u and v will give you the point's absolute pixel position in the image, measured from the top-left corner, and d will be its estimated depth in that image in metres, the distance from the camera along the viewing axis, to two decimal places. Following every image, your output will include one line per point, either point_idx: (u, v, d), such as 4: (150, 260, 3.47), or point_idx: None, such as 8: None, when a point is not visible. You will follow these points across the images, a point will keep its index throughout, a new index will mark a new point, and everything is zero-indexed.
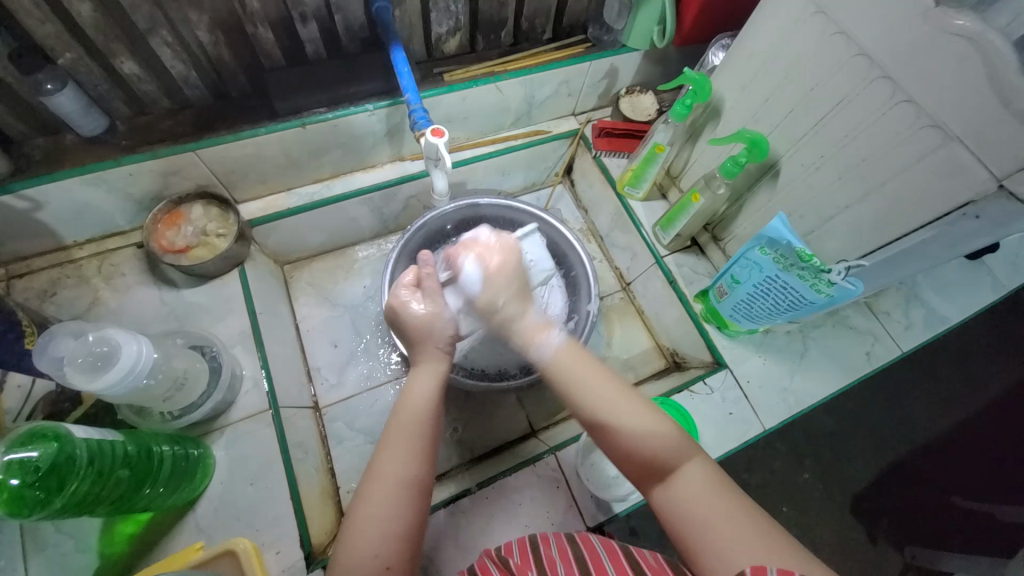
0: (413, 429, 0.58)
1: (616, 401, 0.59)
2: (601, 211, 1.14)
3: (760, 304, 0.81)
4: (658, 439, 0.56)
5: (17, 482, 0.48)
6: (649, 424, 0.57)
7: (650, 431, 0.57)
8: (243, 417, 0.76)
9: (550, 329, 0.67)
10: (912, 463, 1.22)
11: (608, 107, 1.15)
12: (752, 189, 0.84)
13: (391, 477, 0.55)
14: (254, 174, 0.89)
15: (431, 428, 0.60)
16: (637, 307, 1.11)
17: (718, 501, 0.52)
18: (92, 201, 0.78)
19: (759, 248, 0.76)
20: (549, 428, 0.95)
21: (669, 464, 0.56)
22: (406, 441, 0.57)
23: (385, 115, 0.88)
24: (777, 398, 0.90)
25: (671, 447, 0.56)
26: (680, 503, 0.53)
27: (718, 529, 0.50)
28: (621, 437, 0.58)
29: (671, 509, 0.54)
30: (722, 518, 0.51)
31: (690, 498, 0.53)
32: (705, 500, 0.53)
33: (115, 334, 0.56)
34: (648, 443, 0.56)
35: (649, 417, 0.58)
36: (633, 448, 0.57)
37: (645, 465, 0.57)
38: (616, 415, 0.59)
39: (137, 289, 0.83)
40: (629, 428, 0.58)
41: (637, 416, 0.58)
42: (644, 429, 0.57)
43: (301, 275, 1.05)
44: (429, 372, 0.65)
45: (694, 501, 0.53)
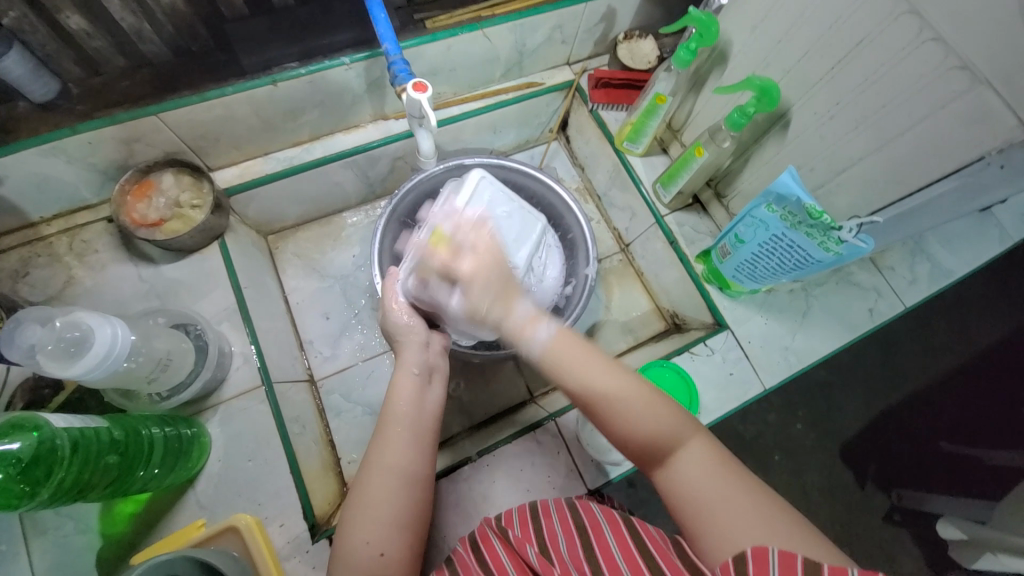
0: (404, 423, 0.61)
1: (622, 388, 0.58)
2: (599, 169, 1.09)
3: (764, 264, 0.79)
4: (664, 423, 0.56)
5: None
6: (647, 407, 0.57)
7: (657, 414, 0.57)
8: (237, 394, 0.75)
9: (540, 319, 0.63)
10: (903, 413, 1.24)
11: (605, 54, 1.07)
12: (760, 142, 0.79)
13: (383, 470, 0.57)
14: (226, 139, 0.82)
15: (424, 423, 0.62)
16: (637, 269, 1.08)
17: (720, 479, 0.54)
18: (53, 174, 0.73)
19: (766, 205, 0.72)
20: (548, 393, 0.94)
21: (674, 449, 0.56)
22: (402, 434, 0.60)
23: (363, 69, 0.81)
24: (778, 357, 0.89)
25: (676, 430, 0.57)
26: (687, 482, 0.54)
27: (725, 505, 0.52)
28: (622, 421, 0.57)
29: (676, 491, 0.55)
30: (733, 501, 0.52)
31: (696, 478, 0.54)
32: (708, 479, 0.54)
33: (85, 317, 0.53)
34: (655, 429, 0.56)
35: (648, 398, 0.58)
36: (633, 432, 0.57)
37: (648, 448, 0.57)
38: (622, 401, 0.57)
39: (113, 266, 0.79)
40: (622, 408, 0.57)
41: (644, 403, 0.57)
42: (643, 412, 0.57)
43: (286, 245, 1.01)
44: (411, 359, 0.67)
45: (703, 480, 0.54)
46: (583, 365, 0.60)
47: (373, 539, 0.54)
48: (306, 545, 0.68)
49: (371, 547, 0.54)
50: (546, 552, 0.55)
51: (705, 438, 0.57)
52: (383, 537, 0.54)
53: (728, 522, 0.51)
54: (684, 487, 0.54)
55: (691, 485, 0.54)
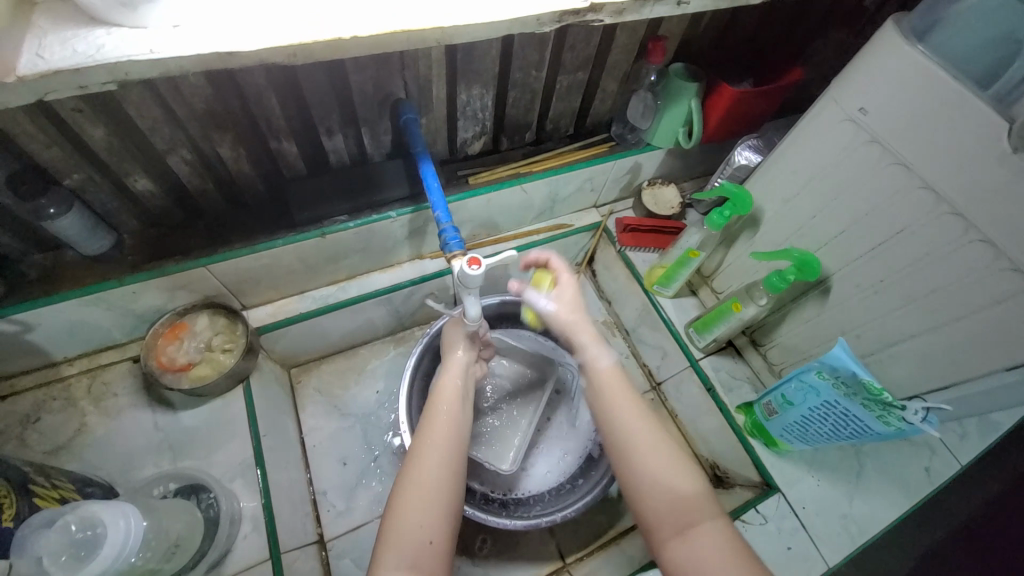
0: (448, 424, 0.62)
1: (654, 438, 0.60)
2: (627, 305, 1.09)
3: (816, 428, 0.75)
4: (686, 487, 0.56)
5: None
6: (675, 463, 0.58)
7: (679, 481, 0.57)
8: (241, 569, 0.66)
9: (602, 343, 0.68)
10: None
11: (629, 198, 1.14)
12: (797, 302, 0.79)
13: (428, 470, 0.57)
14: (266, 281, 0.83)
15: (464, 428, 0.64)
16: (670, 410, 1.02)
17: (735, 562, 0.51)
18: (89, 319, 0.72)
19: (815, 371, 0.70)
20: (582, 559, 0.85)
21: (690, 518, 0.55)
22: (443, 447, 0.59)
23: (408, 221, 0.86)
24: (838, 528, 0.81)
25: (695, 500, 0.56)
26: (699, 556, 0.52)
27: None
28: (647, 474, 0.57)
29: (685, 566, 0.53)
30: None
31: (710, 559, 0.52)
32: (721, 557, 0.52)
33: (101, 510, 0.48)
34: (674, 493, 0.56)
35: (678, 455, 0.59)
36: (660, 490, 0.56)
37: (672, 507, 0.56)
38: (648, 457, 0.58)
39: (130, 412, 0.75)
40: (649, 458, 0.58)
41: (671, 465, 0.58)
42: (672, 473, 0.57)
43: (309, 379, 0.98)
44: (456, 369, 0.69)
45: (717, 560, 0.52)
46: (618, 410, 0.62)
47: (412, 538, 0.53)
48: None
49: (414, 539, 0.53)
50: None
51: (722, 517, 0.55)
52: (432, 524, 0.54)
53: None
54: (695, 566, 0.52)
55: (702, 562, 0.52)
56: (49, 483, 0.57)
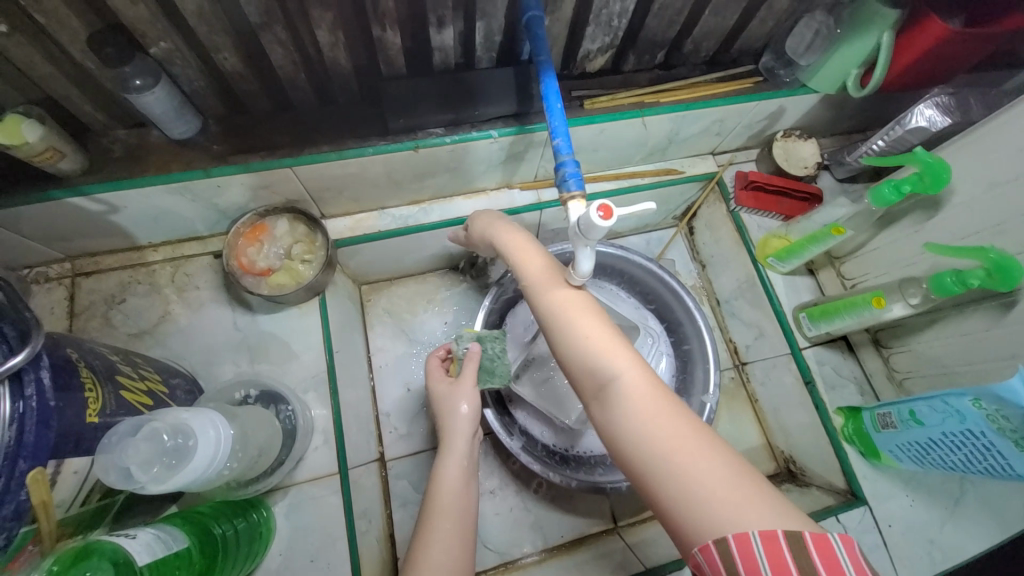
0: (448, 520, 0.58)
1: (564, 306, 0.54)
2: (725, 273, 0.97)
3: (941, 454, 0.65)
4: (597, 341, 0.50)
5: None
6: (589, 324, 0.52)
7: (600, 343, 0.50)
8: (310, 478, 0.68)
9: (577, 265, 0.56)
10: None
11: (755, 149, 0.97)
12: (960, 309, 0.66)
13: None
14: (349, 192, 0.77)
15: (467, 526, 0.59)
16: (750, 393, 0.96)
17: (657, 418, 0.45)
18: (172, 208, 0.69)
19: (969, 397, 0.59)
20: (634, 525, 0.83)
21: (607, 377, 0.48)
22: (445, 514, 0.58)
23: (508, 143, 0.74)
24: (923, 552, 0.74)
25: (610, 357, 0.49)
26: (619, 416, 0.46)
27: (663, 442, 0.43)
28: (564, 344, 0.52)
29: (609, 427, 0.47)
30: (666, 432, 0.44)
31: (631, 415, 0.46)
32: (651, 411, 0.45)
33: (191, 419, 0.46)
34: (596, 355, 0.49)
35: (587, 313, 0.53)
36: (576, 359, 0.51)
37: (588, 375, 0.50)
38: (572, 325, 0.52)
39: (210, 307, 0.74)
40: (562, 329, 0.53)
41: (588, 327, 0.51)
42: (581, 332, 0.52)
43: (378, 299, 0.95)
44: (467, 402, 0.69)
45: (636, 413, 0.46)
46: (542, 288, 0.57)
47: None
48: None
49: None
50: None
51: (640, 365, 0.48)
52: None
53: (678, 466, 0.41)
54: (618, 426, 0.46)
55: (622, 423, 0.46)
56: (135, 374, 0.57)
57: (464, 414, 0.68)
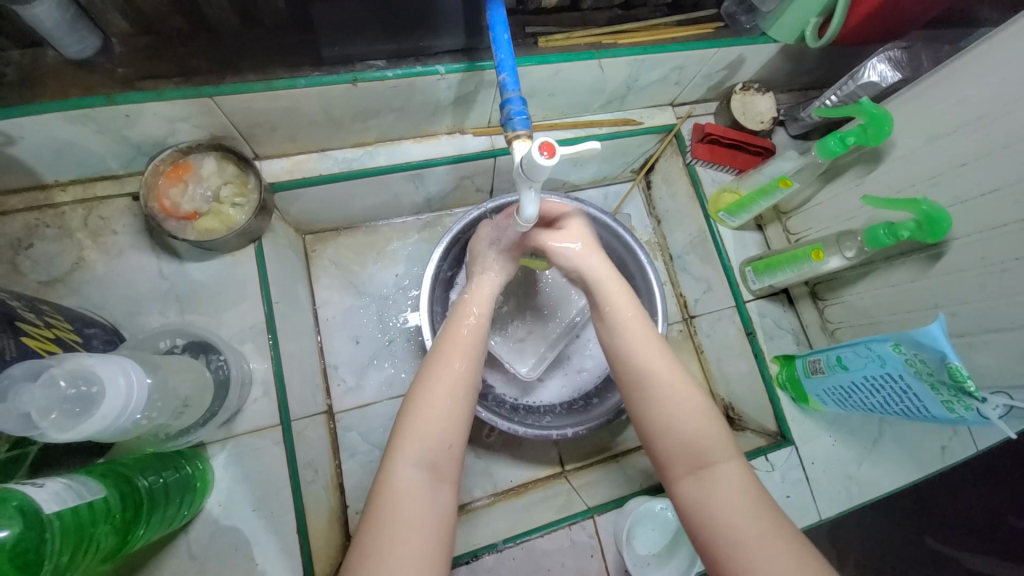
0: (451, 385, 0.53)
1: (655, 369, 0.54)
2: (679, 228, 0.98)
3: (862, 397, 0.70)
4: (699, 425, 0.51)
5: None
6: (689, 405, 0.52)
7: (692, 419, 0.51)
8: (250, 429, 0.66)
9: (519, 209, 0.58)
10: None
11: (713, 102, 0.95)
12: (890, 262, 0.69)
13: (429, 440, 0.50)
14: (284, 130, 0.70)
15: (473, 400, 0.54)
16: (696, 345, 0.99)
17: (753, 513, 0.46)
18: (76, 141, 0.61)
19: (890, 342, 0.63)
20: (581, 469, 0.87)
21: (707, 458, 0.50)
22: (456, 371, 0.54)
23: (457, 81, 0.69)
24: (840, 486, 0.81)
25: (713, 440, 0.50)
26: (713, 498, 0.48)
27: (743, 534, 0.45)
28: (660, 413, 0.52)
29: (698, 507, 0.48)
30: (757, 531, 0.45)
31: (723, 501, 0.47)
32: (749, 509, 0.46)
33: (96, 366, 0.42)
34: (695, 433, 0.51)
35: (682, 389, 0.53)
36: (672, 432, 0.51)
37: (685, 451, 0.50)
38: (664, 387, 0.53)
39: (132, 255, 0.69)
40: (652, 395, 0.53)
41: (685, 400, 0.52)
42: (680, 409, 0.52)
43: (324, 250, 0.90)
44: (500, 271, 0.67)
45: (731, 507, 0.47)
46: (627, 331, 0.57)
47: (402, 505, 0.46)
48: None
49: (413, 489, 0.48)
50: None
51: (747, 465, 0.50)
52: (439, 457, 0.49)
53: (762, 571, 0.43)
54: (708, 506, 0.48)
55: (711, 505, 0.47)
56: (41, 322, 0.52)
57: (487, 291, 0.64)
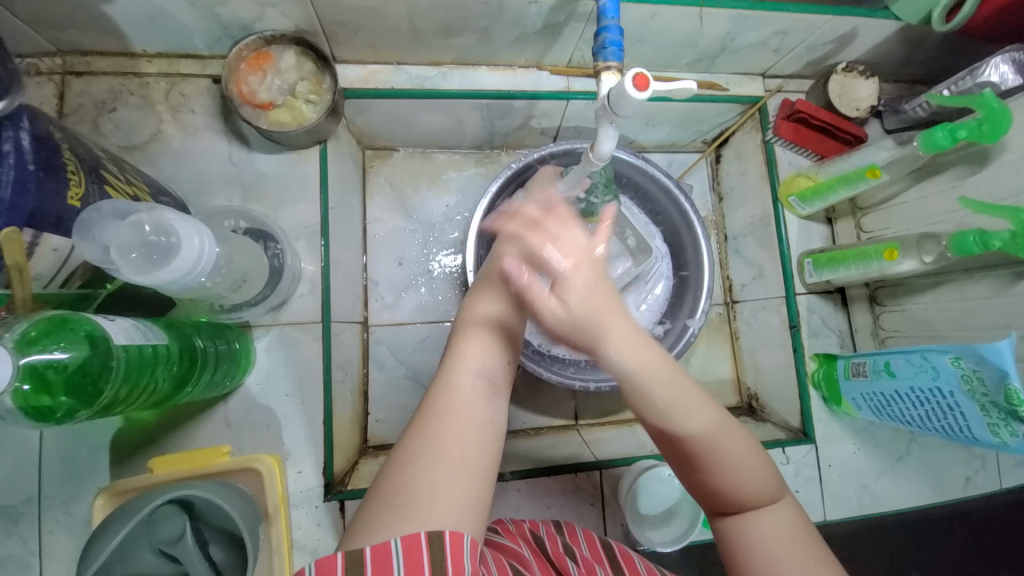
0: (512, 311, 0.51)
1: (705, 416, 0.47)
2: (741, 208, 0.94)
3: (902, 408, 0.68)
4: (748, 471, 0.48)
5: (30, 386, 0.39)
6: (742, 452, 0.48)
7: (751, 472, 0.48)
8: (293, 322, 0.69)
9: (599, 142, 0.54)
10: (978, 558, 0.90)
11: (809, 78, 0.89)
12: (969, 274, 0.65)
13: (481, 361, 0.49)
14: (365, 35, 0.70)
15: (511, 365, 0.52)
16: (733, 330, 0.97)
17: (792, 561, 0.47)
18: (169, 10, 0.62)
19: (950, 356, 0.59)
20: (593, 426, 0.88)
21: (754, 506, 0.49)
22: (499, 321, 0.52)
23: (548, 8, 0.66)
24: (852, 494, 0.79)
25: (763, 487, 0.48)
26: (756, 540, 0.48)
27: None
28: (712, 462, 0.48)
29: (741, 546, 0.48)
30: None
31: (767, 547, 0.47)
32: (792, 558, 0.46)
33: (174, 221, 0.44)
34: (744, 482, 0.48)
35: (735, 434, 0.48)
36: (721, 479, 0.48)
37: (732, 496, 0.48)
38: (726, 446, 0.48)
39: (206, 135, 0.70)
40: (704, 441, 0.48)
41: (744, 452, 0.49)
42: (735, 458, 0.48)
43: (382, 167, 0.91)
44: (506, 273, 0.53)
45: (774, 551, 0.47)
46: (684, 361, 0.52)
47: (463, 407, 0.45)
48: (317, 500, 0.65)
49: (468, 393, 0.47)
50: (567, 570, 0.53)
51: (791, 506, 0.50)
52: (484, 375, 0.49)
53: None
54: (750, 548, 0.48)
55: (758, 546, 0.48)
56: (122, 177, 0.55)
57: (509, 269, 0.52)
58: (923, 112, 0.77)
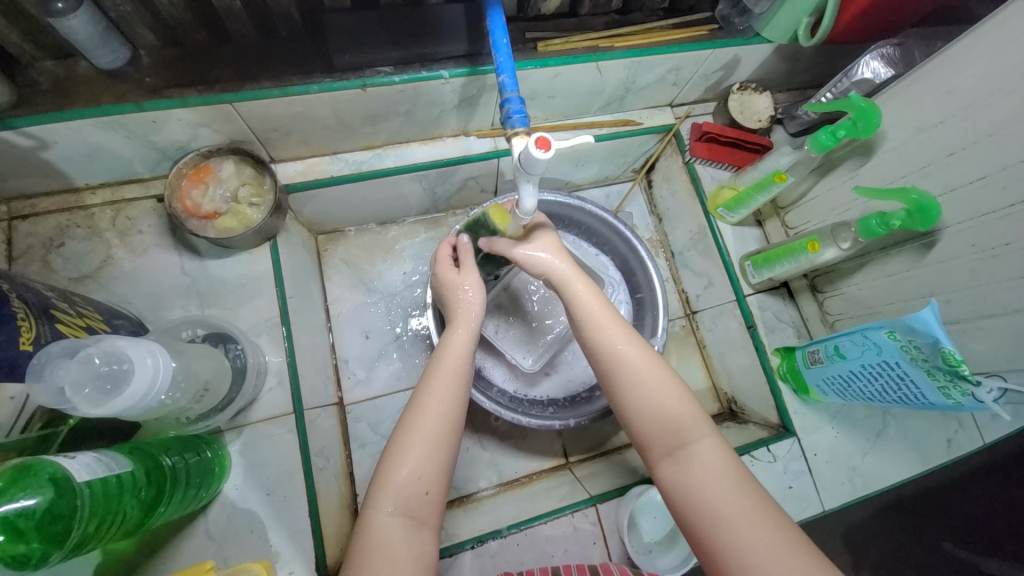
0: (439, 409, 0.53)
1: (638, 360, 0.53)
2: (680, 225, 1.00)
3: (861, 386, 0.71)
4: (671, 408, 0.51)
5: (2, 539, 0.39)
6: (663, 391, 0.52)
7: (667, 402, 0.51)
8: (265, 418, 0.69)
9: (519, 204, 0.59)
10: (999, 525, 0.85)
11: (712, 101, 0.98)
12: (885, 252, 0.71)
13: (401, 486, 0.49)
14: (297, 134, 0.75)
15: (451, 447, 0.53)
16: (699, 340, 1.00)
17: (734, 487, 0.46)
18: (107, 145, 0.66)
19: (886, 330, 0.64)
20: (584, 461, 0.88)
21: (686, 438, 0.50)
22: (428, 422, 0.52)
23: (460, 85, 0.73)
24: (843, 478, 0.81)
25: (691, 421, 0.50)
26: (693, 479, 0.48)
27: (738, 523, 0.44)
28: (636, 398, 0.52)
29: (682, 487, 0.48)
30: (736, 497, 0.46)
31: (704, 479, 0.47)
32: (724, 487, 0.46)
33: (125, 347, 0.46)
34: (671, 418, 0.51)
35: (655, 372, 0.53)
36: (647, 418, 0.51)
37: (664, 437, 0.50)
38: (636, 377, 0.53)
39: (156, 252, 0.73)
40: (632, 382, 0.52)
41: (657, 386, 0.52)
42: (656, 399, 0.51)
43: (335, 249, 0.94)
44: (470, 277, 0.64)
45: (711, 480, 0.47)
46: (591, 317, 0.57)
47: (388, 550, 0.46)
48: None
49: (388, 532, 0.47)
50: None
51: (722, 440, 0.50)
52: (427, 475, 0.50)
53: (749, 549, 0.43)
54: (689, 488, 0.48)
55: (697, 485, 0.47)
56: (73, 311, 0.56)
57: (471, 297, 0.63)
58: (814, 115, 0.85)
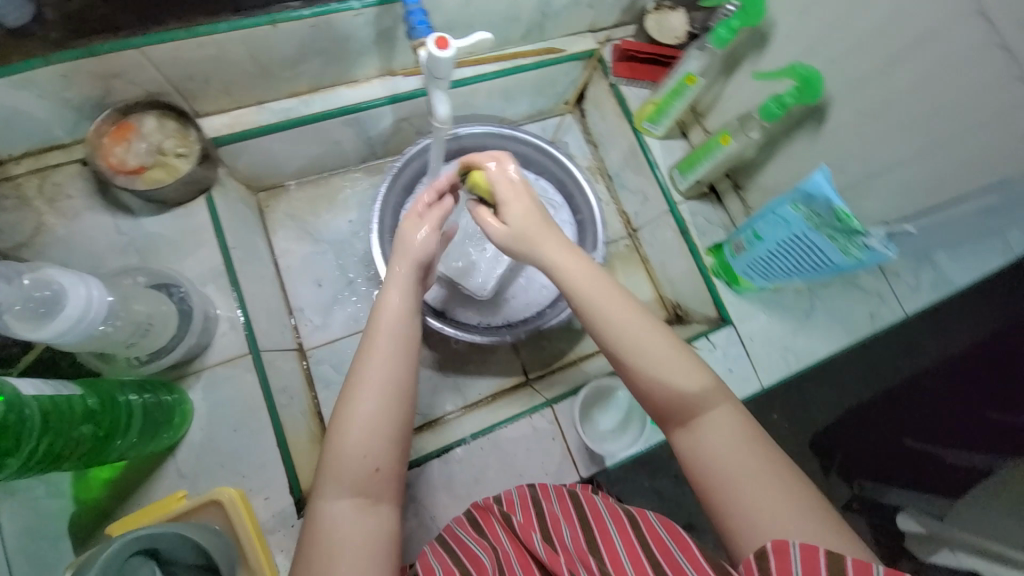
0: (383, 379, 0.53)
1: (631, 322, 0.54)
2: (613, 148, 1.04)
3: (780, 263, 0.77)
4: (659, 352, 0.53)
5: None
6: (664, 353, 0.53)
7: (667, 362, 0.53)
8: (222, 361, 0.71)
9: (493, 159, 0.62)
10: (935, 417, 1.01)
11: (631, 24, 1.00)
12: (790, 135, 0.77)
13: (353, 461, 0.51)
14: (217, 83, 0.75)
15: (401, 420, 0.54)
16: (642, 256, 1.05)
17: (743, 443, 0.50)
18: (18, 105, 0.65)
19: (790, 204, 0.69)
20: (544, 376, 0.93)
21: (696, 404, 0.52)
22: (378, 393, 0.52)
23: (374, 16, 0.74)
24: (778, 356, 0.88)
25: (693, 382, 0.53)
26: (708, 439, 0.51)
27: (742, 479, 0.48)
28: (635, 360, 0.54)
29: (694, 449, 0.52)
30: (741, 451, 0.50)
31: (715, 438, 0.51)
32: (724, 443, 0.51)
33: (55, 275, 0.47)
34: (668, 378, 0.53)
35: (645, 325, 0.55)
36: (656, 385, 0.53)
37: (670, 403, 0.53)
38: (628, 335, 0.54)
39: (88, 215, 0.73)
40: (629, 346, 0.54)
41: (652, 344, 0.53)
42: (660, 361, 0.53)
43: (278, 205, 0.95)
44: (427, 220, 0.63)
45: (723, 441, 0.51)
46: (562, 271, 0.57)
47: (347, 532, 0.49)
48: (291, 518, 0.66)
49: (345, 513, 0.50)
50: (553, 539, 0.51)
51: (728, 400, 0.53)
52: (376, 453, 0.51)
53: (753, 495, 0.48)
54: (701, 446, 0.51)
55: (706, 442, 0.51)
56: None
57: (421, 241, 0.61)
58: None
